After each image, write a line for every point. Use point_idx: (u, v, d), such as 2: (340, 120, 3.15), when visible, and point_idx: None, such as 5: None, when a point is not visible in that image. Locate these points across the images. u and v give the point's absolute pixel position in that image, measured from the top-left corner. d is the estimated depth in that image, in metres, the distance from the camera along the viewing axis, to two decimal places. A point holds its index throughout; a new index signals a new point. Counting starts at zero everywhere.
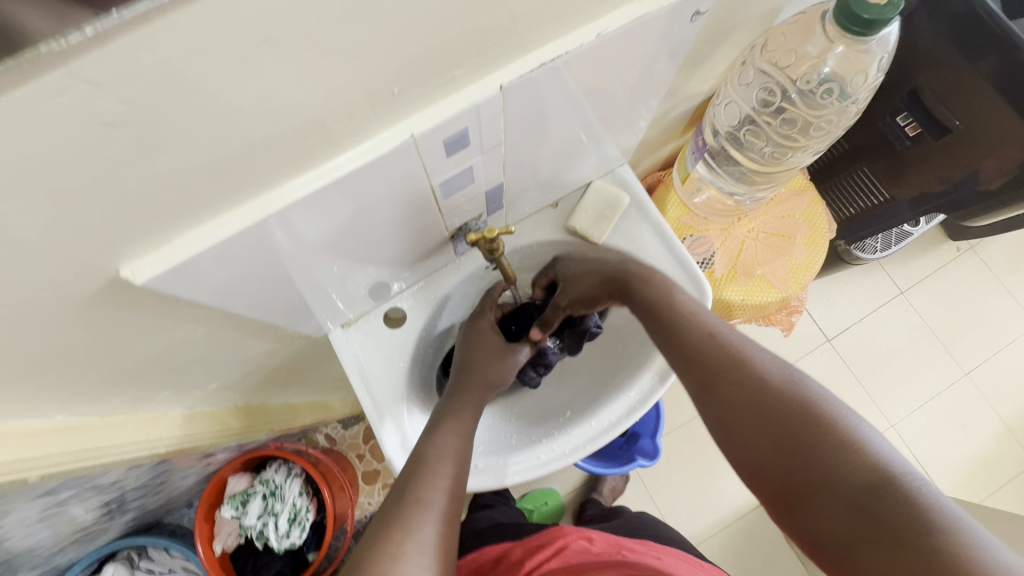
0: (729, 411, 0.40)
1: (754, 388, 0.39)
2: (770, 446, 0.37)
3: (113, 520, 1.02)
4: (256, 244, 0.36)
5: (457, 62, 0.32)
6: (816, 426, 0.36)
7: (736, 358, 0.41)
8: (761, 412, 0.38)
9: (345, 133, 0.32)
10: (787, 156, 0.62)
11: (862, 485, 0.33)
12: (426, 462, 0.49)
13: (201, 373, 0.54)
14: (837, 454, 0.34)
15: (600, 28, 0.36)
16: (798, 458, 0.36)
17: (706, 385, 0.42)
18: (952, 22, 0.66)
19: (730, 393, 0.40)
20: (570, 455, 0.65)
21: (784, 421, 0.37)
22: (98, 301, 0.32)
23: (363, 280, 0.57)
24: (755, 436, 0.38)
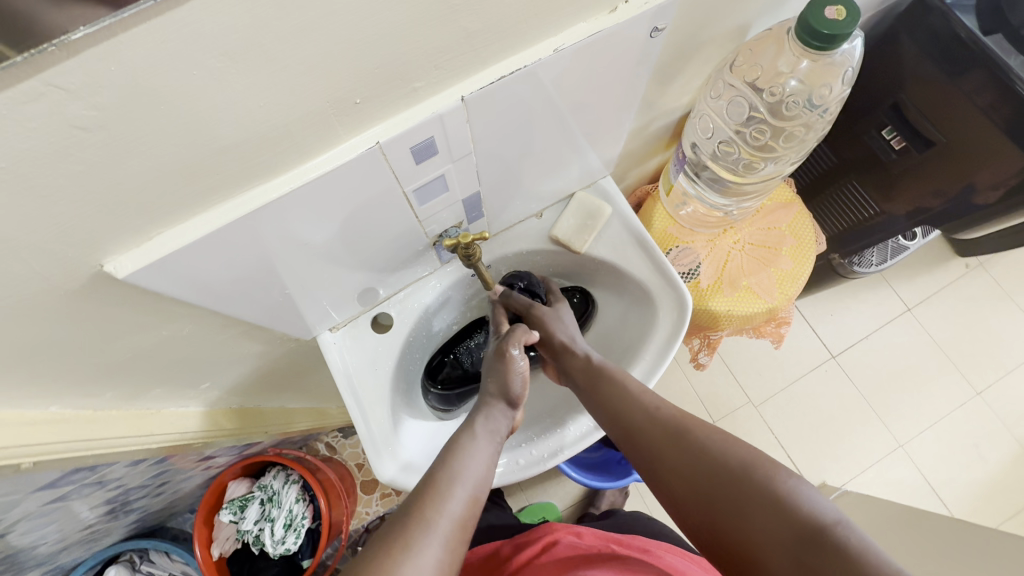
0: (684, 495, 0.44)
1: (698, 461, 0.44)
2: (721, 514, 0.41)
3: (116, 520, 1.04)
4: (237, 244, 0.39)
5: (415, 74, 0.34)
6: (750, 492, 0.40)
7: (686, 441, 0.45)
8: (708, 485, 0.42)
9: (311, 140, 0.34)
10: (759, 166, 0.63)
11: (802, 543, 0.36)
12: (437, 486, 0.44)
13: (191, 370, 0.56)
14: (774, 515, 0.38)
15: (559, 43, 0.38)
16: (753, 524, 0.39)
17: (660, 466, 0.46)
18: (933, 37, 0.68)
19: (680, 474, 0.45)
20: (541, 462, 0.65)
21: (726, 490, 0.41)
22: (83, 294, 0.35)
23: (348, 285, 0.59)
24: (710, 516, 0.42)
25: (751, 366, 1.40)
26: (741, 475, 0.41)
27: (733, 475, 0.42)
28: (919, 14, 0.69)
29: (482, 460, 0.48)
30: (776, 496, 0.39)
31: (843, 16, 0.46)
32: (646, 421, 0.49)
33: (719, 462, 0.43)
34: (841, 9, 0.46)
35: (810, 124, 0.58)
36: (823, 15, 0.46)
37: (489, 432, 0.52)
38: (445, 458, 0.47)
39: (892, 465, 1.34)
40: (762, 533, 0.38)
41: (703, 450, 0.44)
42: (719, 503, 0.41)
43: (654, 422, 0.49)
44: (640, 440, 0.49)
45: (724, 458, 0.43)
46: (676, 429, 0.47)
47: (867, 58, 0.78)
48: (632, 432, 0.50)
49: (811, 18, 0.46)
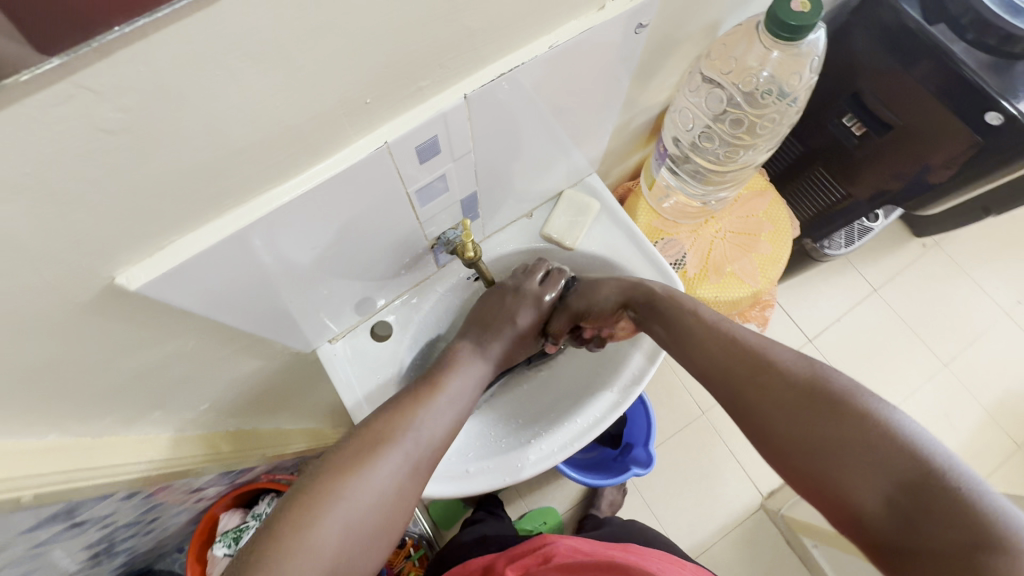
0: (776, 431, 0.43)
1: (795, 394, 0.43)
2: (814, 452, 0.40)
3: (101, 565, 0.99)
4: (246, 251, 0.38)
5: (421, 73, 0.35)
6: (854, 429, 0.39)
7: (777, 373, 0.44)
8: (803, 420, 0.41)
9: (322, 140, 0.35)
10: (738, 155, 0.66)
11: (907, 487, 0.36)
12: (398, 426, 0.50)
13: (191, 390, 0.55)
14: (879, 452, 0.38)
15: (552, 40, 0.40)
16: (851, 463, 0.38)
17: (750, 399, 0.45)
18: (882, 29, 0.73)
19: (773, 410, 0.43)
20: (563, 448, 0.65)
21: (822, 428, 0.40)
22: (91, 307, 0.34)
23: (348, 295, 0.59)
24: (804, 449, 0.41)
25: None
26: (840, 411, 0.40)
27: (830, 406, 0.41)
28: (869, 9, 0.74)
29: (448, 414, 0.53)
30: (882, 432, 0.38)
31: (807, 9, 0.49)
32: (728, 355, 0.48)
33: (819, 393, 0.42)
34: (806, 1, 0.49)
35: (782, 112, 0.62)
36: (789, 6, 0.50)
37: (460, 390, 0.56)
38: (411, 399, 0.52)
39: None
40: (860, 472, 0.38)
41: (796, 386, 0.43)
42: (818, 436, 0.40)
43: (740, 355, 0.47)
44: (730, 373, 0.47)
45: (822, 393, 0.42)
46: (764, 364, 0.46)
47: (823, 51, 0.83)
48: (715, 367, 0.49)
49: (779, 12, 0.50)
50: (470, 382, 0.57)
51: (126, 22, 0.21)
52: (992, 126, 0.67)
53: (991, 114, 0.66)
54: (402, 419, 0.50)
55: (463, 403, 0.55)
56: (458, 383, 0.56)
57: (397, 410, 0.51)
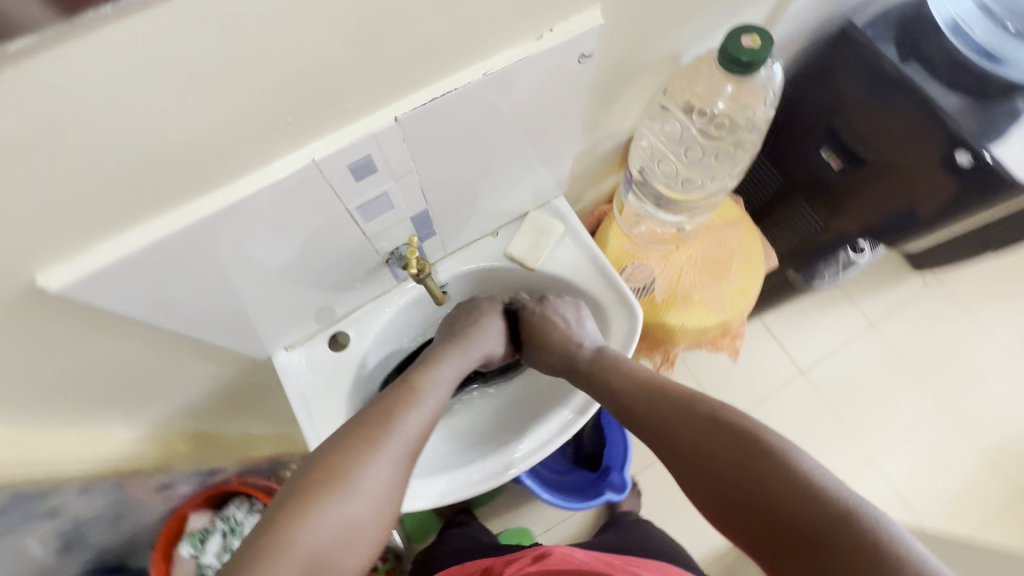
0: (700, 472, 0.46)
1: (716, 436, 0.46)
2: (739, 493, 0.43)
3: (69, 559, 1.00)
4: (176, 259, 0.39)
5: (348, 95, 0.36)
6: (768, 469, 0.42)
7: (700, 415, 0.49)
8: (726, 463, 0.45)
9: (247, 155, 0.36)
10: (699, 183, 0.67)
11: (809, 537, 0.39)
12: (380, 423, 0.51)
13: (141, 391, 0.56)
14: (793, 490, 0.40)
15: (486, 67, 0.41)
16: (769, 508, 0.41)
17: (677, 443, 0.49)
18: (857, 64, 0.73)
19: (698, 454, 0.47)
20: (531, 457, 0.65)
21: (744, 470, 0.44)
22: (14, 308, 0.35)
23: (302, 305, 0.60)
24: (728, 495, 0.44)
25: (723, 383, 1.42)
26: (758, 453, 0.43)
27: (747, 446, 0.44)
28: (843, 44, 0.74)
29: (425, 407, 0.54)
30: (792, 473, 0.41)
31: (759, 45, 0.50)
32: (657, 401, 0.53)
33: (736, 435, 0.45)
34: (756, 38, 0.49)
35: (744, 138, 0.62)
36: (741, 43, 0.50)
37: (435, 386, 0.57)
38: (389, 395, 0.54)
39: (865, 478, 1.35)
40: (780, 520, 0.40)
41: (719, 429, 0.47)
42: (729, 484, 0.44)
43: (670, 400, 0.52)
44: (661, 415, 0.51)
45: (739, 435, 0.45)
46: (689, 406, 0.50)
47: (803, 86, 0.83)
48: (649, 413, 0.53)
49: (731, 48, 0.50)
50: (441, 380, 0.58)
51: (1, 44, 0.21)
52: (965, 166, 0.66)
53: (963, 153, 0.66)
54: (383, 418, 0.51)
55: (440, 397, 0.57)
56: (431, 377, 0.58)
57: (380, 411, 0.52)
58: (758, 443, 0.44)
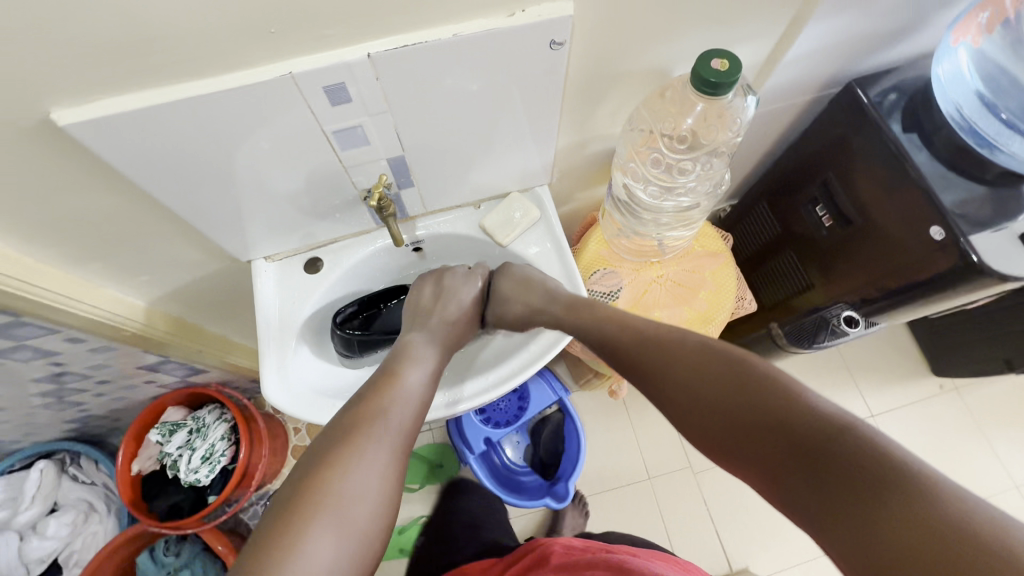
0: (689, 408, 0.48)
1: (701, 371, 0.48)
2: (731, 422, 0.45)
3: (57, 414, 1.12)
4: (165, 130, 0.47)
5: (324, 22, 0.43)
6: (752, 395, 0.44)
7: (680, 356, 0.51)
8: (712, 394, 0.47)
9: (233, 53, 0.43)
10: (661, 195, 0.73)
11: (813, 450, 0.39)
12: (366, 420, 0.51)
13: (131, 256, 0.65)
14: (782, 412, 0.41)
15: (455, 30, 0.47)
16: (752, 432, 0.43)
17: (662, 385, 0.51)
18: (855, 125, 0.74)
19: (681, 394, 0.49)
20: (473, 399, 0.70)
21: (729, 403, 0.45)
22: (30, 132, 0.44)
23: (283, 221, 0.67)
24: (725, 425, 0.45)
25: None
26: (742, 383, 0.45)
27: (730, 379, 0.46)
28: (846, 105, 0.75)
29: (405, 401, 0.56)
30: (773, 395, 0.43)
31: (726, 69, 0.53)
32: (641, 345, 0.55)
33: (718, 371, 0.47)
34: (725, 62, 0.53)
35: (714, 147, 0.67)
36: (710, 65, 0.53)
37: (411, 382, 0.58)
38: (377, 393, 0.55)
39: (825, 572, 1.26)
40: (774, 439, 0.41)
41: (701, 366, 0.49)
42: (717, 412, 0.46)
43: (650, 345, 0.54)
44: (645, 359, 0.54)
45: (722, 370, 0.47)
46: (669, 347, 0.52)
47: (811, 141, 0.83)
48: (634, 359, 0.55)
49: (700, 69, 0.53)
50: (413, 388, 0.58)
51: None
52: (942, 242, 0.65)
53: (938, 228, 0.65)
54: (369, 415, 0.52)
55: (419, 394, 0.58)
56: (406, 380, 0.58)
57: (362, 412, 0.52)
58: (740, 374, 0.46)
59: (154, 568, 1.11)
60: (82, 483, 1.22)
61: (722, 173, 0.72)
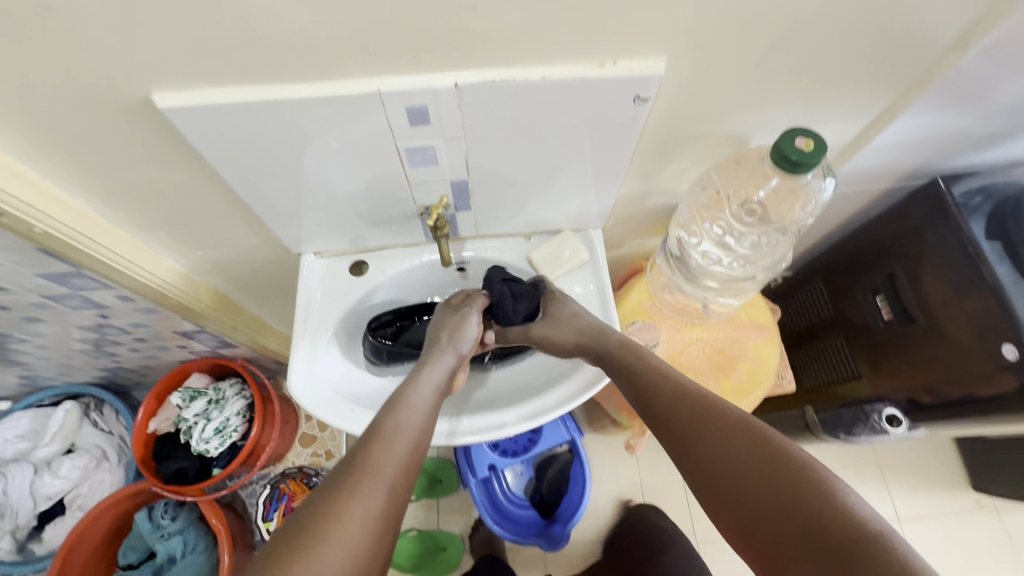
0: (711, 476, 0.47)
1: (731, 441, 0.47)
2: (754, 502, 0.44)
3: (92, 361, 1.16)
4: (249, 124, 0.49)
5: (419, 47, 0.44)
6: (780, 477, 0.43)
7: (710, 420, 0.50)
8: (740, 467, 0.45)
9: (328, 64, 0.45)
10: (716, 261, 0.71)
11: (828, 551, 0.38)
12: (372, 452, 0.52)
13: (191, 231, 0.67)
14: (814, 503, 0.40)
15: (544, 72, 0.47)
16: (775, 520, 0.42)
17: (688, 446, 0.50)
18: (929, 221, 0.70)
19: (707, 462, 0.48)
20: (492, 430, 0.68)
21: (756, 481, 0.44)
22: (131, 109, 0.47)
23: (339, 222, 0.69)
24: (747, 502, 0.44)
25: None
26: (775, 461, 0.44)
27: (764, 455, 0.45)
28: (924, 198, 0.71)
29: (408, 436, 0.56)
30: (803, 483, 0.42)
31: (811, 148, 0.52)
32: (675, 398, 0.54)
33: (748, 444, 0.46)
34: (810, 142, 0.52)
35: (783, 224, 0.65)
36: (793, 143, 0.52)
37: (415, 410, 0.59)
38: (380, 425, 0.56)
39: None
40: (797, 529, 0.40)
41: (733, 434, 0.48)
42: (744, 489, 0.45)
43: (686, 399, 0.53)
44: (676, 415, 0.53)
45: (754, 442, 0.46)
46: (701, 408, 0.51)
47: (880, 227, 0.79)
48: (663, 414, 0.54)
49: (781, 146, 0.52)
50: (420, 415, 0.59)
51: None
52: (1013, 361, 0.61)
53: (1009, 345, 0.61)
54: (372, 449, 0.52)
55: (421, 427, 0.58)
56: (413, 409, 0.59)
57: (368, 447, 0.53)
58: (773, 454, 0.45)
59: (148, 527, 1.12)
60: (100, 431, 1.26)
61: (784, 251, 0.71)
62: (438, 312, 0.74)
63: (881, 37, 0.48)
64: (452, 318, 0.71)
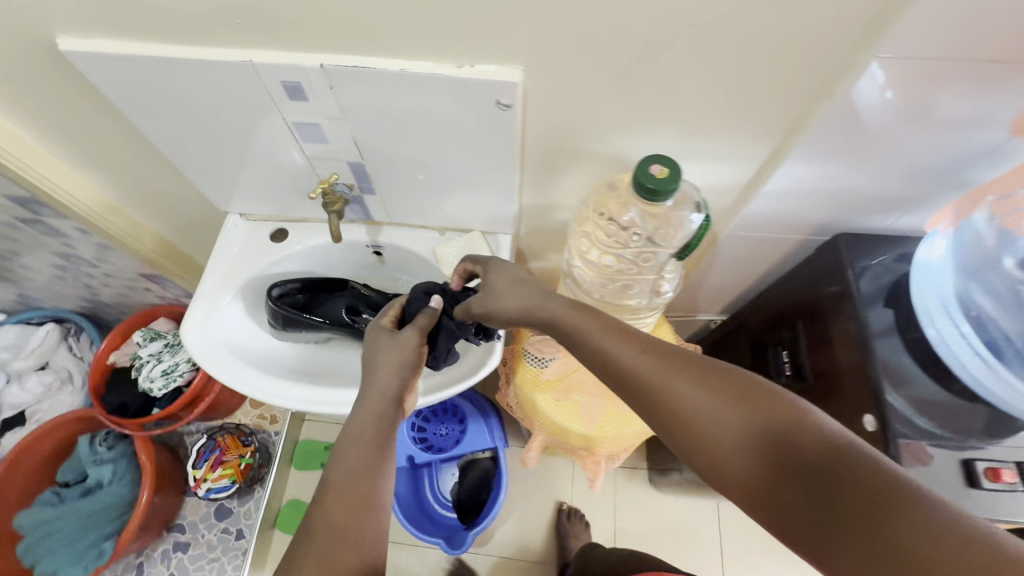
0: (682, 430, 0.43)
1: (701, 394, 0.43)
2: (734, 447, 0.41)
3: (73, 290, 1.27)
4: (146, 80, 0.54)
5: (283, 26, 0.48)
6: (759, 419, 0.40)
7: (672, 380, 0.44)
8: (713, 415, 0.42)
9: (205, 32, 0.49)
10: (590, 274, 0.70)
11: (821, 478, 0.36)
12: (331, 501, 0.47)
13: (127, 176, 0.74)
14: (797, 438, 0.39)
15: (405, 65, 0.50)
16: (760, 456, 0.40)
17: (653, 402, 0.45)
18: (829, 277, 0.67)
19: (677, 414, 0.43)
20: None
21: (733, 426, 0.41)
22: (44, 52, 0.53)
23: (256, 188, 0.73)
24: (726, 447, 0.41)
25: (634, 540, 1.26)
26: (751, 403, 0.41)
27: (737, 398, 0.42)
28: (829, 253, 0.68)
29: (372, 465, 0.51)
30: (786, 420, 0.40)
31: (666, 176, 0.52)
32: (628, 357, 0.46)
33: (717, 397, 0.42)
34: (666, 170, 0.52)
35: (653, 241, 0.64)
36: (650, 169, 0.52)
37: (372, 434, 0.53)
38: (334, 469, 0.50)
39: None
40: (784, 460, 0.38)
41: (699, 385, 0.43)
42: (720, 439, 0.41)
43: (641, 358, 0.46)
44: (633, 377, 0.46)
45: (724, 391, 0.42)
46: (661, 364, 0.45)
47: (794, 283, 0.75)
48: (619, 376, 0.47)
49: (639, 173, 0.52)
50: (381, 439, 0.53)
51: None
52: (871, 433, 0.57)
53: (869, 416, 0.57)
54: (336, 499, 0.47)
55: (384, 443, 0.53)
56: (371, 435, 0.53)
57: (332, 502, 0.47)
58: (746, 396, 0.42)
59: (86, 451, 1.19)
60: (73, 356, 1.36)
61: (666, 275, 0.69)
62: (372, 334, 0.63)
63: (741, 74, 0.49)
64: (395, 345, 0.61)
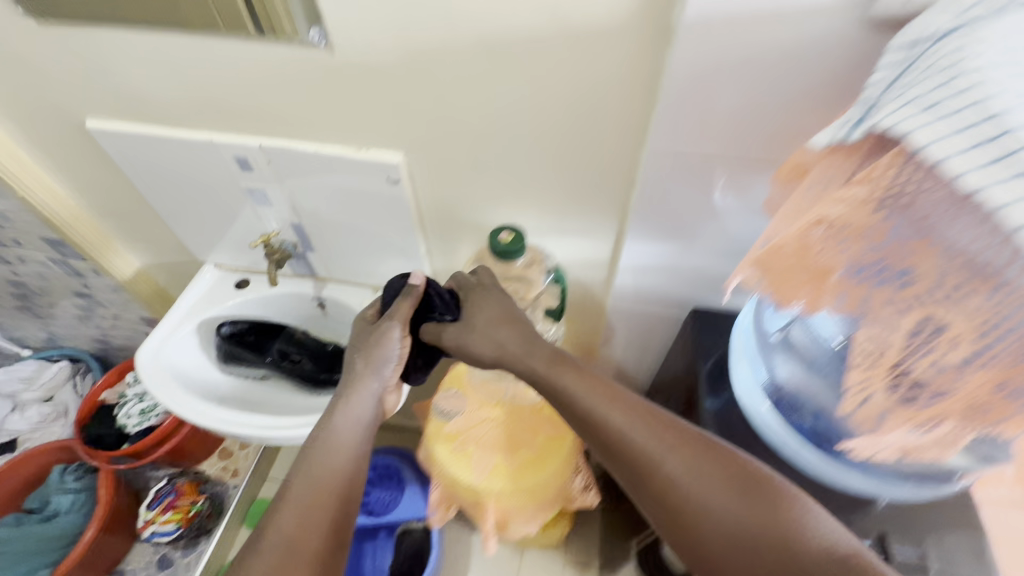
0: (675, 513, 0.43)
1: (702, 485, 0.43)
2: (728, 539, 0.41)
3: (87, 331, 1.44)
4: (142, 152, 0.73)
5: (233, 118, 0.65)
6: (761, 522, 0.40)
7: (676, 460, 0.44)
8: (711, 504, 0.42)
9: (183, 120, 0.68)
10: None
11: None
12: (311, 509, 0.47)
13: (132, 226, 0.92)
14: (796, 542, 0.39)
15: (319, 147, 0.66)
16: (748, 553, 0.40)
17: (647, 480, 0.45)
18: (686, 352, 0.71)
19: (672, 498, 0.43)
20: (264, 429, 0.80)
21: (730, 522, 0.41)
22: (76, 131, 0.72)
23: (226, 242, 0.89)
24: (717, 538, 0.41)
25: None
26: (750, 499, 0.41)
27: (741, 491, 0.42)
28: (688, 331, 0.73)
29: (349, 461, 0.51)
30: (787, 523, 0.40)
31: (512, 241, 0.64)
32: (630, 431, 0.47)
33: (716, 485, 0.43)
34: (512, 236, 0.64)
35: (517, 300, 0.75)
36: (500, 235, 0.64)
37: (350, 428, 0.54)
38: (310, 471, 0.50)
39: None
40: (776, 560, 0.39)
41: (701, 474, 0.43)
42: (711, 528, 0.42)
43: (642, 436, 0.46)
44: (631, 451, 0.46)
45: (727, 481, 0.43)
46: (659, 445, 0.45)
47: (673, 358, 0.80)
48: (615, 447, 0.47)
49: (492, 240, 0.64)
50: (358, 434, 0.54)
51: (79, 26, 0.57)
52: None
53: None
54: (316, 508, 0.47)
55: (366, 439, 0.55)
56: (351, 439, 0.54)
57: (307, 509, 0.47)
58: (746, 490, 0.42)
59: (55, 478, 1.27)
60: None
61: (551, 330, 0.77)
62: (357, 327, 0.65)
63: (570, 166, 0.61)
64: (377, 340, 0.61)
